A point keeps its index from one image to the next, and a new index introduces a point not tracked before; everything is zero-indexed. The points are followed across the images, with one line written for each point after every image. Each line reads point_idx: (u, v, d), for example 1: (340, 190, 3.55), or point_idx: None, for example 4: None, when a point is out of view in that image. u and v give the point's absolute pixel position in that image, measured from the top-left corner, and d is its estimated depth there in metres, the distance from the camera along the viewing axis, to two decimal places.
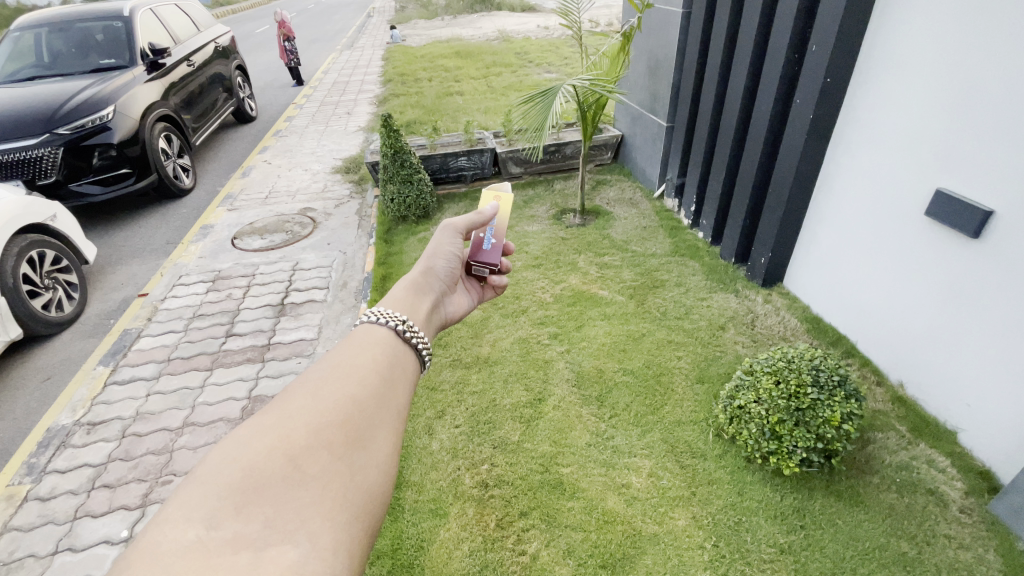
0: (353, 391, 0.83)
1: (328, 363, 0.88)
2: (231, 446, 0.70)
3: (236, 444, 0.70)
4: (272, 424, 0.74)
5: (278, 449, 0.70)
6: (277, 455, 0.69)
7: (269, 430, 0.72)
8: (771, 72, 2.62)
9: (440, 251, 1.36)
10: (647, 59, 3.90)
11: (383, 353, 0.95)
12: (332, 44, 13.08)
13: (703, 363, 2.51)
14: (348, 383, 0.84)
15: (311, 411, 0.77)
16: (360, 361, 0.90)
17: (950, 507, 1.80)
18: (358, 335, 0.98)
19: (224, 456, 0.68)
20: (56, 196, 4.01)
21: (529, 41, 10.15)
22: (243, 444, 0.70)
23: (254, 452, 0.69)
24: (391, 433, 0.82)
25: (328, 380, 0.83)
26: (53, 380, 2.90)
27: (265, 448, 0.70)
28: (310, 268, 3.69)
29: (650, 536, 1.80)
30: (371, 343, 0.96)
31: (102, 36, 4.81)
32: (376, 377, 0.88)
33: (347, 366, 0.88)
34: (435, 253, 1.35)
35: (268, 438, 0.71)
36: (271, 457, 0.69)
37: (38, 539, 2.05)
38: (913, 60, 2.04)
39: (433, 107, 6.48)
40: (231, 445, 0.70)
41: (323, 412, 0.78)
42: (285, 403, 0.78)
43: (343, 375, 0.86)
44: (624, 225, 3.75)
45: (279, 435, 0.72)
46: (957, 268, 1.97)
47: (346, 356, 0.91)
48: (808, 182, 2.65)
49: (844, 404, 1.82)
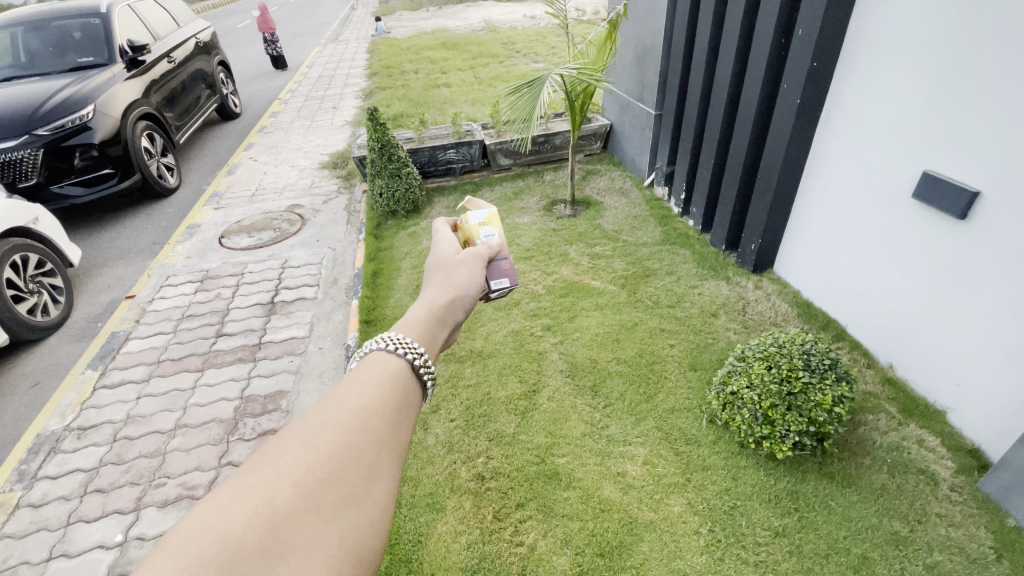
0: (359, 435, 0.64)
1: (329, 396, 0.69)
2: (204, 509, 0.53)
3: (211, 507, 0.53)
4: (255, 482, 0.56)
5: (258, 517, 0.53)
6: (256, 522, 0.53)
7: (251, 490, 0.55)
8: (758, 57, 2.61)
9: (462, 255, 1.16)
10: (634, 46, 3.87)
11: (397, 379, 0.75)
12: (316, 38, 12.88)
13: (696, 351, 2.52)
14: (354, 421, 0.66)
15: (306, 462, 0.59)
16: (370, 392, 0.71)
17: (941, 486, 1.82)
18: (366, 360, 0.77)
19: (194, 523, 0.52)
20: (38, 199, 3.94)
21: (516, 32, 10.04)
22: (217, 509, 0.53)
23: (230, 519, 0.52)
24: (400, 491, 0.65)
25: (328, 418, 0.65)
26: (42, 386, 2.86)
27: (241, 514, 0.53)
28: (299, 266, 3.65)
29: (647, 523, 1.81)
30: (381, 366, 0.76)
31: (79, 34, 4.70)
32: (389, 412, 0.70)
33: (353, 400, 0.69)
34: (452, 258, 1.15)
35: (250, 501, 0.54)
36: (250, 526, 0.52)
37: (31, 546, 2.03)
38: (900, 44, 2.03)
39: (420, 100, 6.40)
40: (203, 507, 0.53)
41: (320, 461, 0.60)
42: (275, 449, 0.60)
43: (348, 411, 0.67)
44: (614, 214, 3.74)
45: (260, 496, 0.55)
46: (943, 250, 1.99)
47: (351, 385, 0.72)
48: (797, 167, 2.66)
49: (835, 387, 1.84)
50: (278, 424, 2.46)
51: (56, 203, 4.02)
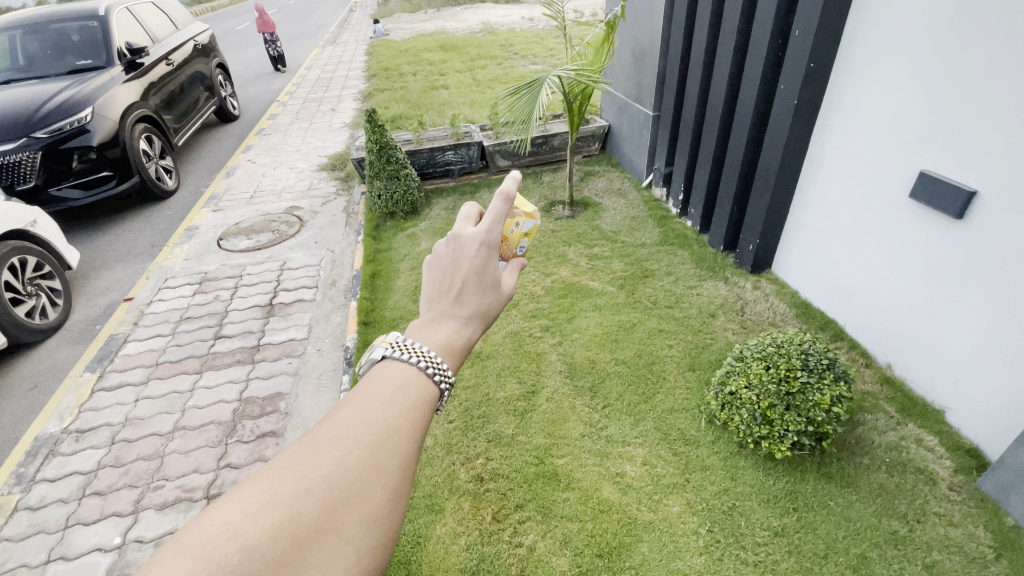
0: (387, 457, 0.64)
1: (364, 406, 0.68)
2: (234, 514, 0.56)
3: (239, 514, 0.56)
4: (283, 492, 0.58)
5: (282, 531, 0.55)
6: (280, 535, 0.55)
7: (278, 501, 0.57)
8: (756, 57, 2.62)
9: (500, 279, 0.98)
10: (632, 48, 3.88)
11: (431, 397, 0.72)
12: (314, 40, 12.88)
13: (694, 351, 2.52)
14: (383, 440, 0.64)
15: (331, 480, 0.60)
16: (403, 407, 0.70)
17: (939, 485, 1.83)
18: (402, 369, 0.74)
19: (223, 527, 0.55)
20: (36, 202, 3.94)
21: (513, 34, 10.06)
22: (245, 516, 0.55)
23: (256, 529, 0.55)
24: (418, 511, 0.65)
25: (360, 433, 0.64)
26: (40, 389, 2.85)
27: (267, 525, 0.55)
28: (298, 268, 3.65)
29: (646, 524, 1.81)
30: (417, 381, 0.73)
31: (78, 37, 4.71)
32: (419, 430, 0.68)
33: (387, 415, 0.68)
34: (483, 275, 0.95)
35: (275, 513, 0.56)
36: (274, 541, 0.54)
37: (29, 549, 2.03)
38: (897, 43, 2.03)
39: (418, 102, 6.42)
40: (232, 511, 0.56)
41: (344, 480, 0.60)
42: (304, 460, 0.61)
43: (380, 427, 0.66)
44: (613, 216, 3.74)
45: (285, 511, 0.56)
46: (941, 250, 1.99)
47: (386, 397, 0.70)
48: (794, 167, 2.66)
49: (833, 387, 1.84)
50: (277, 426, 2.46)
51: (55, 205, 4.01)
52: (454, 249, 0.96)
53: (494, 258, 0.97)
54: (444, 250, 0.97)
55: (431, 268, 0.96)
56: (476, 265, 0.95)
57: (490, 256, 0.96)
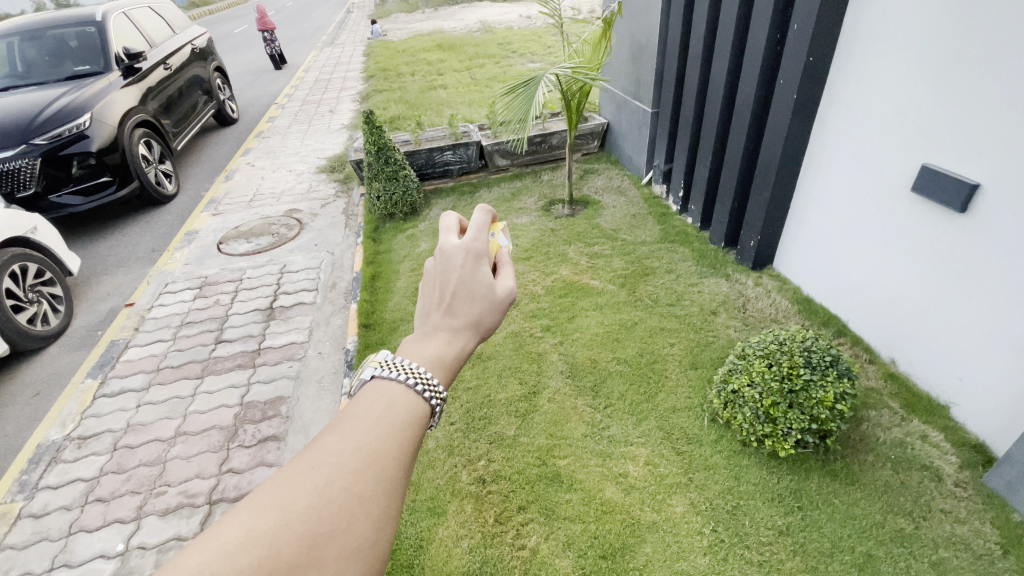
0: (374, 483, 0.64)
1: (349, 430, 0.68)
2: (211, 553, 0.55)
3: (217, 550, 0.55)
4: (263, 527, 0.57)
5: (261, 569, 0.54)
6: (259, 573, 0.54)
7: (257, 537, 0.56)
8: (754, 51, 2.60)
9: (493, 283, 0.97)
10: (630, 44, 3.86)
11: (419, 415, 0.72)
12: (313, 42, 12.90)
13: (696, 349, 2.51)
14: (366, 467, 0.64)
15: (312, 514, 0.59)
16: (391, 428, 0.69)
17: (945, 482, 1.81)
18: (390, 388, 0.74)
19: (200, 566, 0.53)
20: (36, 208, 3.95)
21: (512, 32, 10.04)
22: (223, 554, 0.55)
23: (234, 568, 0.54)
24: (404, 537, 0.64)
25: (343, 458, 0.64)
26: (42, 396, 2.86)
27: (245, 563, 0.54)
28: (297, 270, 3.65)
29: (650, 524, 1.80)
30: (404, 399, 0.73)
31: (76, 43, 4.71)
32: (403, 454, 0.68)
33: (372, 438, 0.67)
34: (473, 284, 0.94)
35: (252, 552, 0.55)
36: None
37: (34, 557, 2.03)
38: (897, 36, 2.01)
39: (416, 102, 6.41)
40: (210, 549, 0.55)
41: (324, 513, 0.59)
42: (282, 494, 0.60)
43: (365, 451, 0.65)
44: (613, 213, 3.73)
45: (266, 547, 0.56)
46: (945, 243, 1.97)
47: (373, 418, 0.70)
48: (794, 163, 2.64)
49: (837, 384, 1.82)
50: (279, 430, 2.45)
51: (55, 212, 4.02)
52: (440, 261, 0.97)
53: (483, 264, 0.97)
54: (433, 265, 0.98)
55: (422, 285, 0.96)
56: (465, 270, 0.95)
57: (478, 264, 0.96)
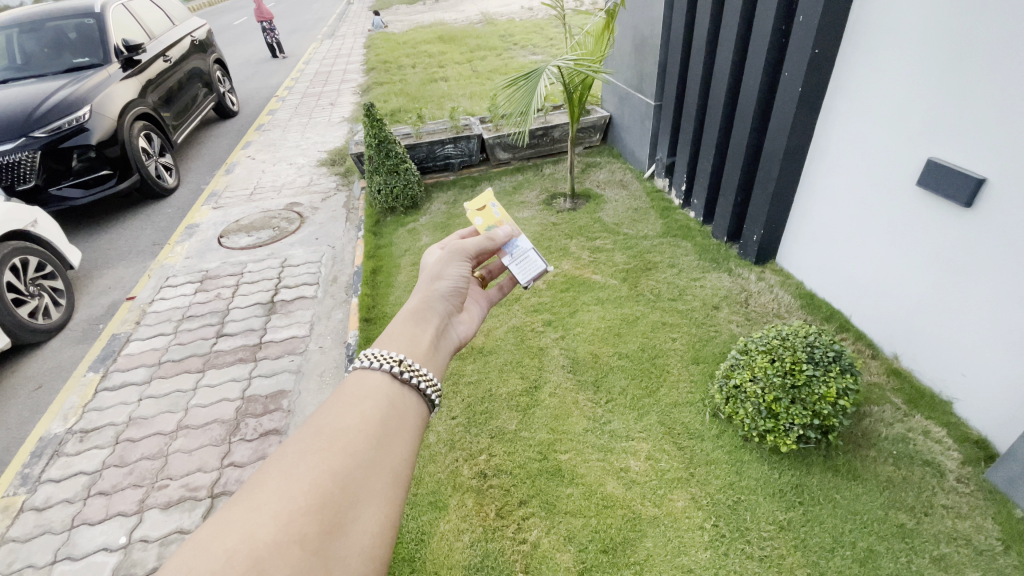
0: (341, 464, 0.76)
1: (314, 426, 0.81)
2: (197, 547, 0.64)
3: (203, 544, 0.64)
4: (241, 516, 0.67)
5: (243, 547, 0.64)
6: (242, 552, 0.64)
7: (235, 524, 0.66)
8: (758, 44, 2.57)
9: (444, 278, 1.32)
10: (633, 36, 3.82)
11: (375, 408, 0.87)
12: (313, 34, 12.81)
13: (698, 344, 2.50)
14: (331, 451, 0.77)
15: (285, 496, 0.70)
16: (350, 420, 0.83)
17: (947, 477, 1.80)
18: (351, 388, 0.91)
19: (188, 560, 0.62)
20: (36, 201, 3.93)
21: (513, 23, 9.95)
22: (207, 544, 0.64)
23: (219, 553, 0.63)
24: (378, 508, 0.75)
25: (309, 449, 0.76)
26: (45, 389, 2.86)
27: (226, 548, 0.64)
28: (298, 264, 3.65)
29: (651, 519, 1.80)
30: (362, 396, 0.89)
31: (74, 35, 4.68)
32: (365, 439, 0.81)
33: (336, 428, 0.81)
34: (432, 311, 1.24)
35: (231, 539, 0.65)
36: (235, 559, 0.63)
37: (36, 550, 2.04)
38: (903, 29, 1.99)
39: (417, 95, 6.36)
40: (195, 543, 0.64)
41: (296, 496, 0.70)
42: (256, 487, 0.71)
43: (329, 440, 0.78)
44: (615, 207, 3.71)
45: (246, 531, 0.65)
46: (950, 238, 1.95)
47: (334, 414, 0.84)
48: (798, 157, 2.62)
49: (840, 379, 1.81)
50: (280, 423, 2.45)
51: (56, 204, 4.00)
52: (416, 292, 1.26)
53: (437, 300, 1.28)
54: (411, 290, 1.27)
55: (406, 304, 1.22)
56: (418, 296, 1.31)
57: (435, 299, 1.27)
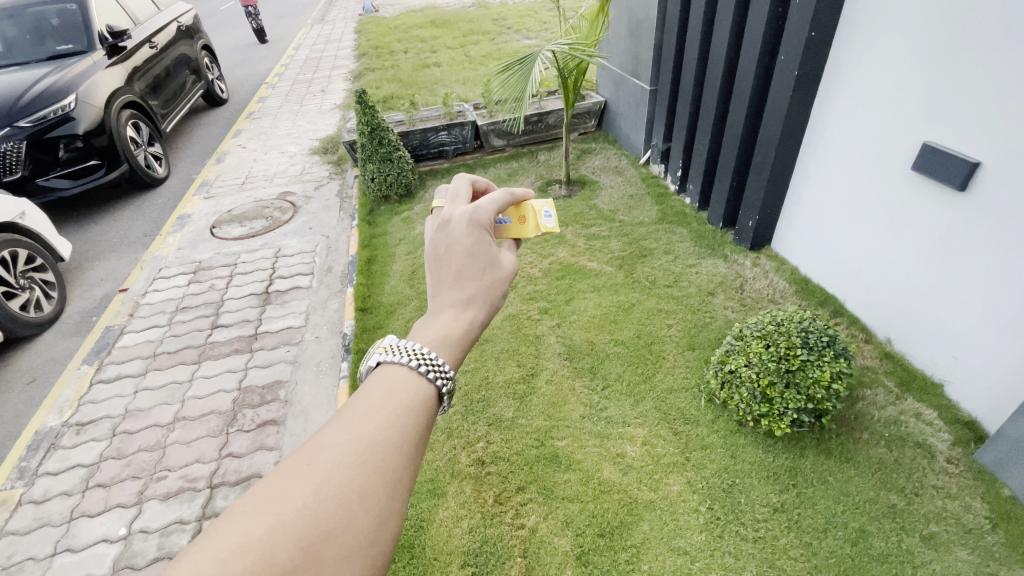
0: (374, 478, 0.64)
1: (347, 422, 0.68)
2: (203, 563, 0.53)
3: (209, 560, 0.54)
4: (257, 533, 0.56)
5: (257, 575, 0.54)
6: None
7: (252, 542, 0.56)
8: (754, 27, 2.54)
9: (495, 256, 1.04)
10: (627, 19, 3.77)
11: (419, 406, 0.74)
12: (302, 18, 12.59)
13: (693, 330, 2.51)
14: (365, 461, 0.65)
15: (308, 512, 0.59)
16: (388, 420, 0.70)
17: (937, 458, 1.83)
18: (392, 373, 0.76)
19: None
20: (23, 193, 3.87)
21: (506, 7, 9.81)
22: (216, 563, 0.54)
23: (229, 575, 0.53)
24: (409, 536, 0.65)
25: (342, 454, 0.64)
26: (39, 382, 2.85)
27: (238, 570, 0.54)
28: (292, 254, 3.62)
29: (647, 503, 1.82)
30: (403, 386, 0.75)
31: (57, 21, 4.57)
32: (404, 449, 0.68)
33: (372, 429, 0.68)
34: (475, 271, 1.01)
35: (244, 559, 0.54)
36: None
37: (36, 542, 2.04)
38: (899, 11, 1.97)
39: (409, 81, 6.28)
40: (203, 557, 0.54)
41: (320, 515, 0.59)
42: (276, 496, 0.59)
43: (363, 444, 0.66)
44: (610, 194, 3.70)
45: (261, 552, 0.55)
46: (944, 222, 1.96)
47: (371, 409, 0.71)
48: (794, 141, 2.61)
49: (833, 363, 1.83)
50: (278, 414, 2.46)
51: (43, 196, 3.95)
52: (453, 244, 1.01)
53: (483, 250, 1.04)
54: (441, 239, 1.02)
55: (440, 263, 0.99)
56: (453, 274, 0.97)
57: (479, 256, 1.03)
